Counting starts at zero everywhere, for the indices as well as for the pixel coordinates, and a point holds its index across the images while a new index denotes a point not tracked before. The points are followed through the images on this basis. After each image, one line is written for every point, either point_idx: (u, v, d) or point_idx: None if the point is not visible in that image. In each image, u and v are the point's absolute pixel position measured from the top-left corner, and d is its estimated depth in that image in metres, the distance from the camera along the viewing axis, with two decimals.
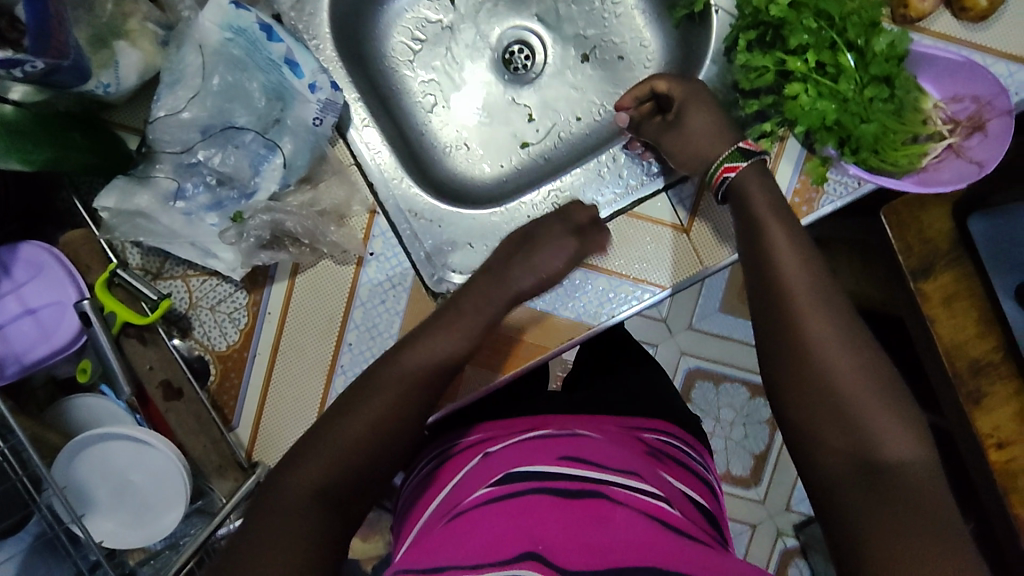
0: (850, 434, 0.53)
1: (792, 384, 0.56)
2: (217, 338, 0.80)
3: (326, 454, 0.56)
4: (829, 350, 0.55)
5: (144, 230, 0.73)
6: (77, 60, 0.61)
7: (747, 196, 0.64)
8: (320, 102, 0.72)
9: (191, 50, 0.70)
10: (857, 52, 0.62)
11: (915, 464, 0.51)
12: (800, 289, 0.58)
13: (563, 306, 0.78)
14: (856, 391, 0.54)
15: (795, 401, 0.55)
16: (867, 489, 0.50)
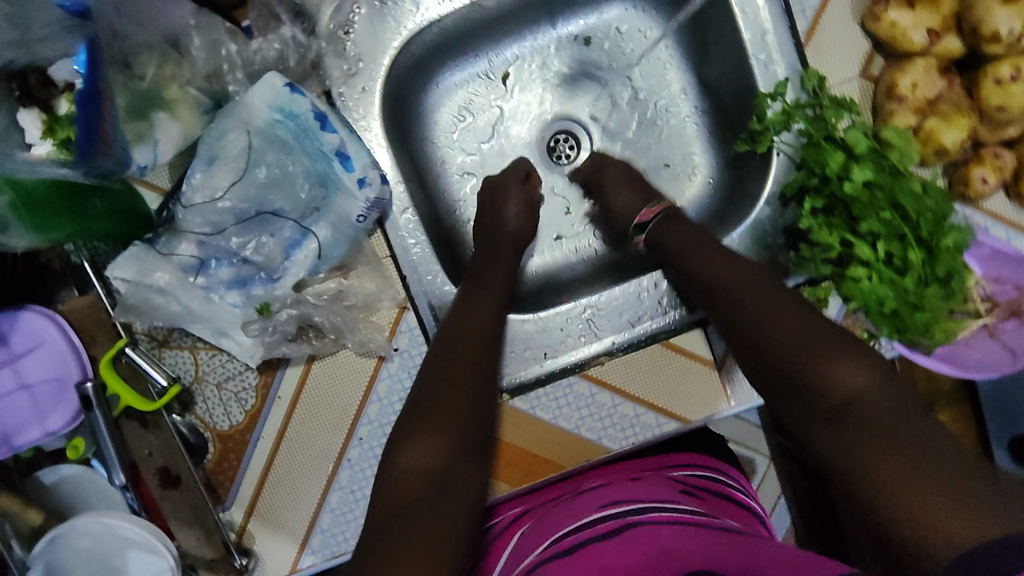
0: (805, 391, 0.57)
1: (753, 362, 0.62)
2: (220, 417, 0.76)
3: (424, 440, 0.60)
4: (797, 324, 0.60)
5: (157, 306, 0.68)
6: (121, 154, 0.57)
7: (668, 224, 0.75)
8: (367, 200, 0.68)
9: (236, 127, 0.65)
10: (924, 248, 0.62)
11: (866, 392, 0.54)
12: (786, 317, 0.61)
13: (586, 426, 0.78)
14: (795, 347, 0.58)
15: (769, 386, 0.60)
16: (840, 435, 0.54)
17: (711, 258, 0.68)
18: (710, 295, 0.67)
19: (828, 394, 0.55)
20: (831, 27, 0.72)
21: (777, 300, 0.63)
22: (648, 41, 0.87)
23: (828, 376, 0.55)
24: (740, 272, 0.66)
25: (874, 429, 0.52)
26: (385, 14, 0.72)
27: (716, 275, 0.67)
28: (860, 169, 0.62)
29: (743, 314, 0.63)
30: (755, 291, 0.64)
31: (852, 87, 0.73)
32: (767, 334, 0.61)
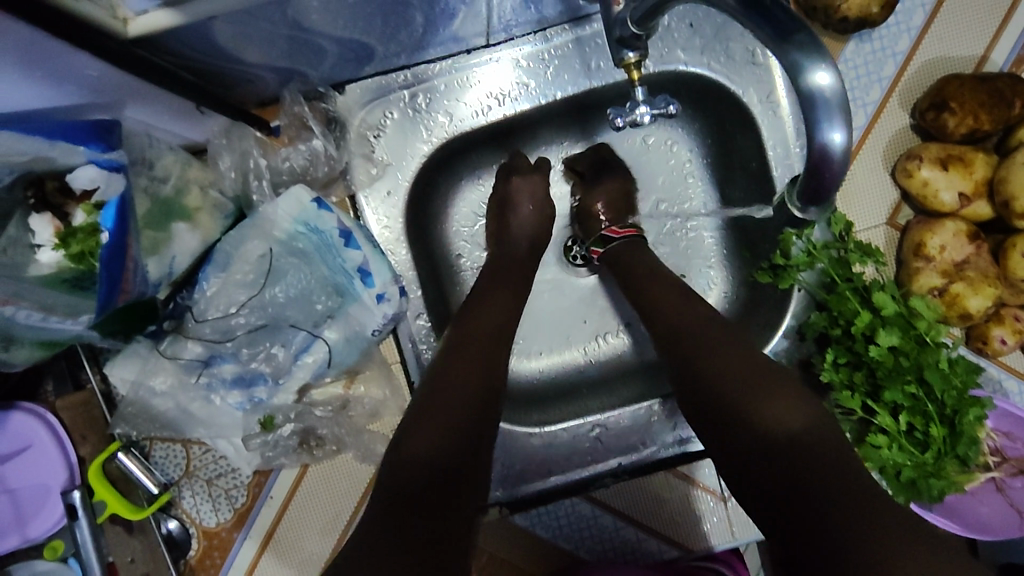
0: (738, 429, 0.51)
1: (688, 392, 0.57)
2: (207, 514, 0.73)
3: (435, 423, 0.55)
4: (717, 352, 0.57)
5: (156, 407, 0.66)
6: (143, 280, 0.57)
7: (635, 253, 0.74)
8: (385, 314, 0.66)
9: (257, 235, 0.64)
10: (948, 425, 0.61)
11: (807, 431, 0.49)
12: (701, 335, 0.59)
13: (586, 548, 0.77)
14: (743, 380, 0.53)
15: (697, 419, 0.55)
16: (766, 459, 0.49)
17: (663, 296, 0.65)
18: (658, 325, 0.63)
19: (770, 422, 0.50)
20: (861, 173, 0.73)
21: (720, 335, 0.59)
22: (675, 155, 0.85)
23: (769, 409, 0.51)
24: (678, 309, 0.63)
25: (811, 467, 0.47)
26: (417, 124, 0.71)
27: (658, 312, 0.64)
28: (886, 335, 0.62)
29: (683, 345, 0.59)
30: (695, 323, 0.61)
31: (878, 233, 0.73)
32: (707, 366, 0.56)
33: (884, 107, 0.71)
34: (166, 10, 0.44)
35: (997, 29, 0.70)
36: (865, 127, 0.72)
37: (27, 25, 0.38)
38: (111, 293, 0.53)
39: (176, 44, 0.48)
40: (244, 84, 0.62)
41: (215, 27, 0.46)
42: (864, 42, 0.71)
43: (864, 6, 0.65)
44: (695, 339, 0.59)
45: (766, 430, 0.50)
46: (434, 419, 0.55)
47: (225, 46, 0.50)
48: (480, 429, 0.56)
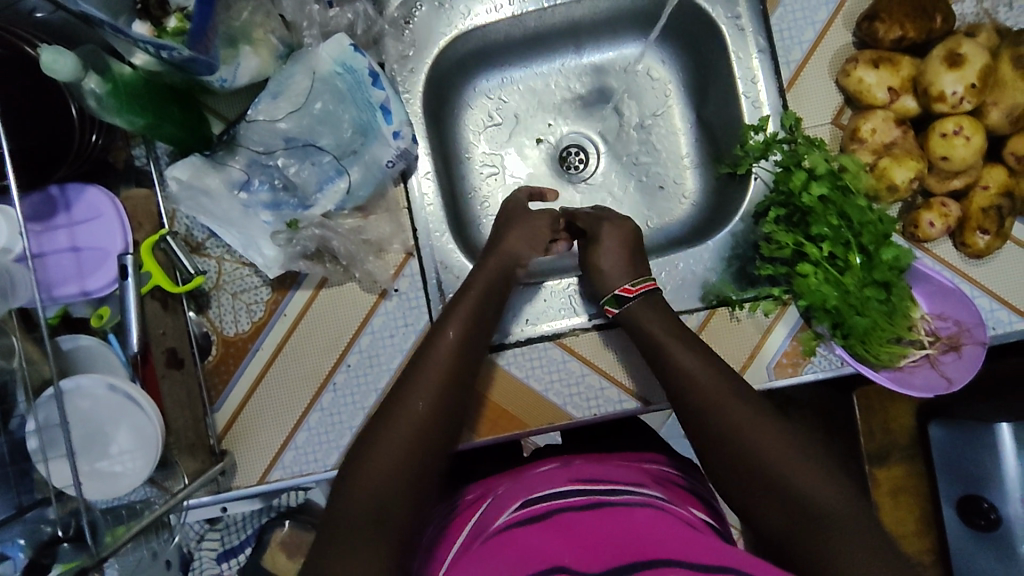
0: (774, 488, 0.58)
1: (730, 472, 0.61)
2: (229, 324, 0.83)
3: (375, 461, 0.58)
4: (737, 416, 0.62)
5: (203, 209, 0.79)
6: (212, 58, 0.68)
7: (643, 322, 0.75)
8: (398, 149, 0.80)
9: (303, 71, 0.78)
10: (866, 256, 0.73)
11: (824, 493, 0.56)
12: (711, 388, 0.65)
13: (554, 391, 0.86)
14: (784, 464, 0.58)
15: (736, 489, 0.61)
16: (796, 515, 0.56)
17: (688, 372, 0.67)
18: (685, 397, 0.66)
19: (805, 487, 0.56)
20: (811, 79, 0.85)
21: (754, 417, 0.62)
22: (657, 80, 0.99)
23: (810, 489, 0.56)
24: (718, 387, 0.65)
25: (830, 524, 0.54)
26: (441, 13, 0.87)
27: (698, 377, 0.66)
28: (817, 184, 0.73)
29: (732, 427, 0.61)
30: (731, 402, 0.63)
31: (824, 130, 0.85)
32: (728, 423, 0.62)
33: (831, 25, 0.85)
34: None
35: None
36: (814, 41, 0.85)
37: None
38: (197, 39, 0.65)
39: None
40: None
41: None
42: None
43: None
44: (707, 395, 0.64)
45: (801, 493, 0.56)
46: (370, 463, 0.58)
47: None
48: (422, 465, 0.59)
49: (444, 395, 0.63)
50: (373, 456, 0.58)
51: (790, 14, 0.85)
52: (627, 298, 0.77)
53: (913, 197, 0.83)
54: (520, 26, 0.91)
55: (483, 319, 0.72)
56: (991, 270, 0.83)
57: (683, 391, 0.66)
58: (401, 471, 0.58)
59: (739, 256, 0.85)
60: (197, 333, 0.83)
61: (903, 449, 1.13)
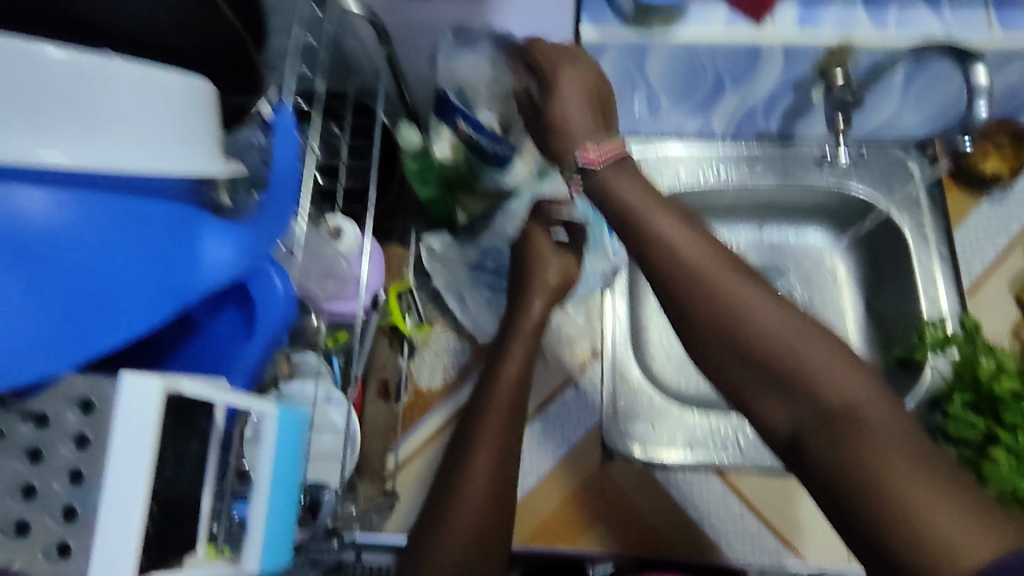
0: (798, 402, 0.49)
1: (776, 404, 0.50)
2: (425, 378, 0.93)
3: (461, 520, 0.62)
4: (770, 323, 0.51)
5: (443, 275, 0.95)
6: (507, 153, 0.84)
7: (617, 193, 0.58)
8: (612, 264, 0.95)
9: (550, 188, 0.96)
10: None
11: (865, 403, 0.47)
12: (730, 289, 0.52)
13: (709, 523, 0.86)
14: (797, 356, 0.49)
15: (751, 398, 0.52)
16: (814, 420, 0.48)
17: (694, 243, 0.54)
18: (740, 342, 0.51)
19: (793, 365, 0.49)
20: (991, 292, 0.94)
21: (787, 320, 0.51)
22: (829, 267, 1.10)
23: (871, 435, 0.45)
24: (767, 299, 0.52)
25: (857, 425, 0.46)
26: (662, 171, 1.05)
27: (721, 282, 0.52)
28: (1007, 377, 0.78)
29: (763, 336, 0.50)
30: (769, 307, 0.51)
31: (1004, 339, 0.91)
32: (761, 338, 0.50)
33: (1010, 251, 0.96)
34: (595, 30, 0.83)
35: None
36: (994, 261, 0.96)
37: None
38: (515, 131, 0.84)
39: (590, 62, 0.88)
40: None
41: (608, 51, 0.85)
42: (998, 206, 0.97)
43: (996, 167, 0.94)
44: (740, 308, 0.51)
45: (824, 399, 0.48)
46: (450, 539, 0.61)
47: (607, 63, 0.88)
48: (498, 515, 0.64)
49: (500, 455, 0.66)
50: (449, 525, 0.62)
51: (969, 234, 0.97)
52: (591, 168, 0.60)
53: None
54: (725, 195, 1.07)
55: (526, 376, 0.74)
56: None
57: (705, 303, 0.52)
58: (478, 538, 0.62)
59: None
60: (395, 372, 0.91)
61: None
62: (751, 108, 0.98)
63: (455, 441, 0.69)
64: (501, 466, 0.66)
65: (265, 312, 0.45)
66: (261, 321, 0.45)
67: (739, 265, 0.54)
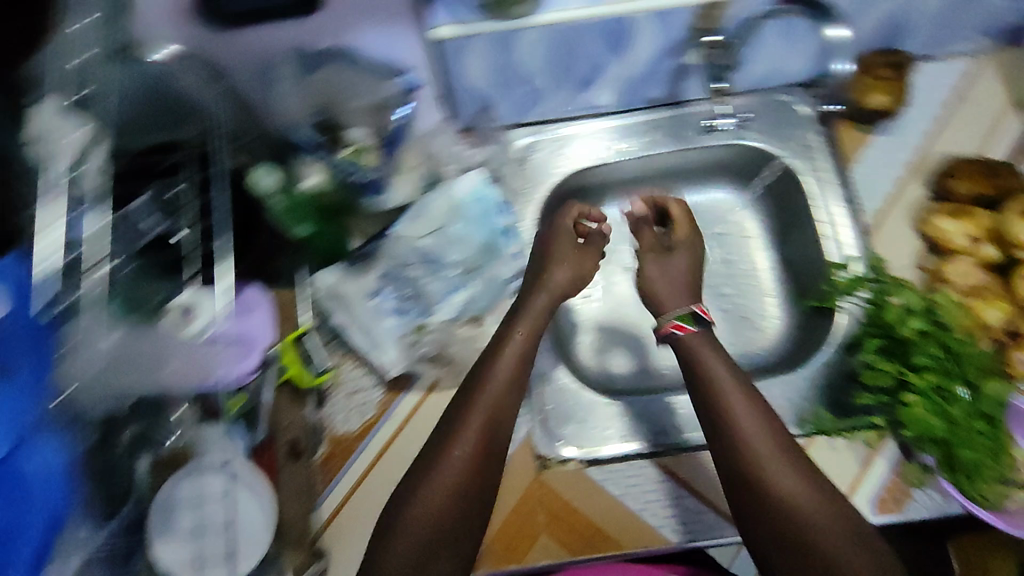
0: (779, 524, 0.64)
1: (777, 531, 0.64)
2: (341, 422, 0.88)
3: (430, 497, 0.66)
4: (758, 440, 0.67)
5: (340, 312, 0.87)
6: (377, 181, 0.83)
7: (707, 363, 0.75)
8: (517, 268, 0.89)
9: (439, 198, 0.88)
10: (968, 389, 0.75)
11: (825, 529, 0.62)
12: (734, 401, 0.71)
13: (650, 511, 0.86)
14: (781, 485, 0.65)
15: (747, 520, 0.66)
16: (790, 547, 0.63)
17: (719, 388, 0.72)
18: (749, 470, 0.66)
19: (774, 490, 0.65)
20: (892, 226, 0.94)
21: (766, 445, 0.67)
22: (738, 220, 1.08)
23: (836, 546, 0.62)
24: (764, 427, 0.69)
25: (822, 545, 0.62)
26: (557, 155, 0.99)
27: (726, 410, 0.70)
28: (914, 319, 0.78)
29: (751, 454, 0.67)
30: (750, 432, 0.68)
31: (909, 273, 0.91)
32: (750, 455, 0.67)
33: (904, 180, 0.95)
34: (453, 25, 0.74)
35: (985, 137, 0.96)
36: (890, 193, 0.95)
37: None
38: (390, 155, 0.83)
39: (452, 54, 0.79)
40: (460, 104, 0.90)
41: (472, 43, 0.78)
42: (887, 137, 0.97)
43: (879, 101, 0.92)
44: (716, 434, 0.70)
45: (798, 519, 0.63)
46: (417, 511, 0.66)
47: (472, 55, 0.80)
48: (477, 493, 0.69)
49: (477, 449, 0.69)
50: (422, 497, 0.67)
51: (864, 171, 0.96)
52: (697, 337, 0.79)
53: None
54: (626, 168, 1.03)
55: (528, 356, 0.78)
56: None
57: (724, 428, 0.69)
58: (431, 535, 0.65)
59: (835, 385, 0.88)
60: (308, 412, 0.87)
61: None
62: (635, 78, 0.92)
63: (444, 420, 0.73)
64: (495, 443, 0.71)
65: (31, 473, 0.51)
66: (37, 504, 0.51)
67: (748, 384, 0.73)
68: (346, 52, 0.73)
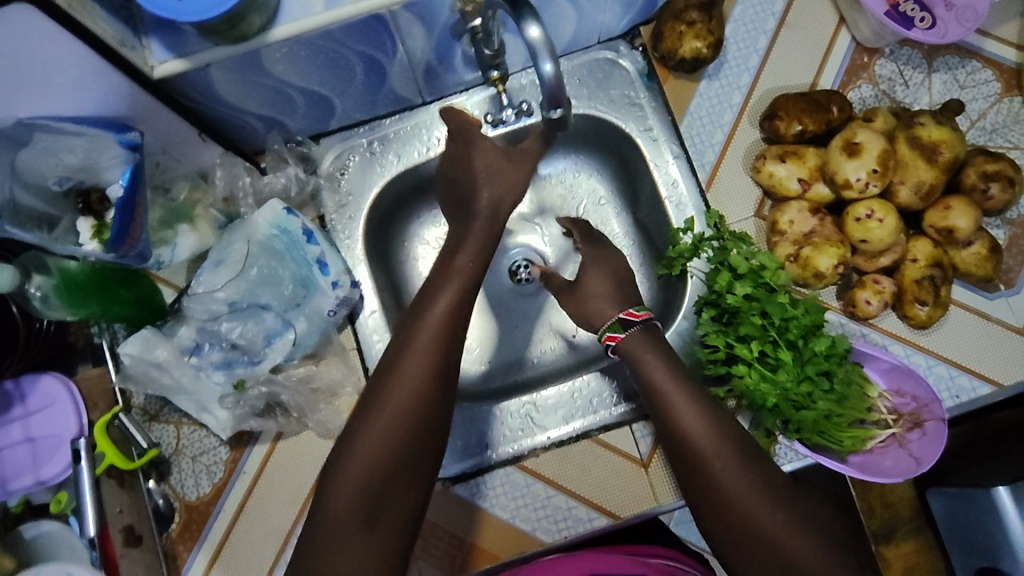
0: (718, 503, 0.64)
1: (716, 509, 0.64)
2: (190, 488, 0.84)
3: (380, 430, 0.61)
4: (694, 418, 0.67)
5: (155, 380, 0.81)
6: (144, 248, 0.74)
7: (638, 352, 0.73)
8: (337, 298, 0.83)
9: (240, 239, 0.83)
10: (796, 349, 0.73)
11: (761, 509, 0.62)
12: (670, 387, 0.69)
13: (521, 517, 0.84)
14: (724, 466, 0.64)
15: (691, 494, 0.66)
16: (729, 523, 0.63)
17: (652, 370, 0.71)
18: (693, 457, 0.65)
19: (717, 470, 0.64)
20: (727, 176, 0.89)
21: (708, 425, 0.66)
22: (586, 187, 1.02)
23: (768, 519, 0.61)
24: (701, 408, 0.68)
25: (758, 523, 0.62)
26: (373, 162, 0.91)
27: (662, 388, 0.69)
28: (741, 284, 0.76)
29: (690, 434, 0.66)
30: (694, 413, 0.67)
31: (749, 224, 0.88)
32: (688, 435, 0.66)
33: (738, 125, 0.89)
34: (179, 60, 0.65)
35: (821, 62, 0.88)
36: (724, 142, 0.89)
37: (97, 55, 0.59)
38: (121, 237, 0.71)
39: (188, 92, 0.70)
40: (237, 131, 0.82)
41: (212, 71, 0.67)
42: (713, 80, 0.90)
43: (694, 48, 0.84)
44: (666, 411, 0.68)
45: (736, 501, 0.63)
46: (363, 448, 0.60)
47: (219, 87, 0.71)
48: (430, 433, 0.62)
49: (422, 394, 0.62)
50: (368, 434, 0.61)
51: (696, 120, 0.90)
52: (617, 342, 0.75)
53: (847, 275, 0.85)
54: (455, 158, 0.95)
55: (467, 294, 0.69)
56: (940, 337, 0.85)
57: (664, 413, 0.69)
58: (367, 494, 0.59)
59: (687, 354, 0.84)
60: (151, 485, 0.83)
61: (909, 522, 0.96)
62: (427, 66, 0.83)
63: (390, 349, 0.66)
64: (441, 371, 0.64)
65: None
66: None
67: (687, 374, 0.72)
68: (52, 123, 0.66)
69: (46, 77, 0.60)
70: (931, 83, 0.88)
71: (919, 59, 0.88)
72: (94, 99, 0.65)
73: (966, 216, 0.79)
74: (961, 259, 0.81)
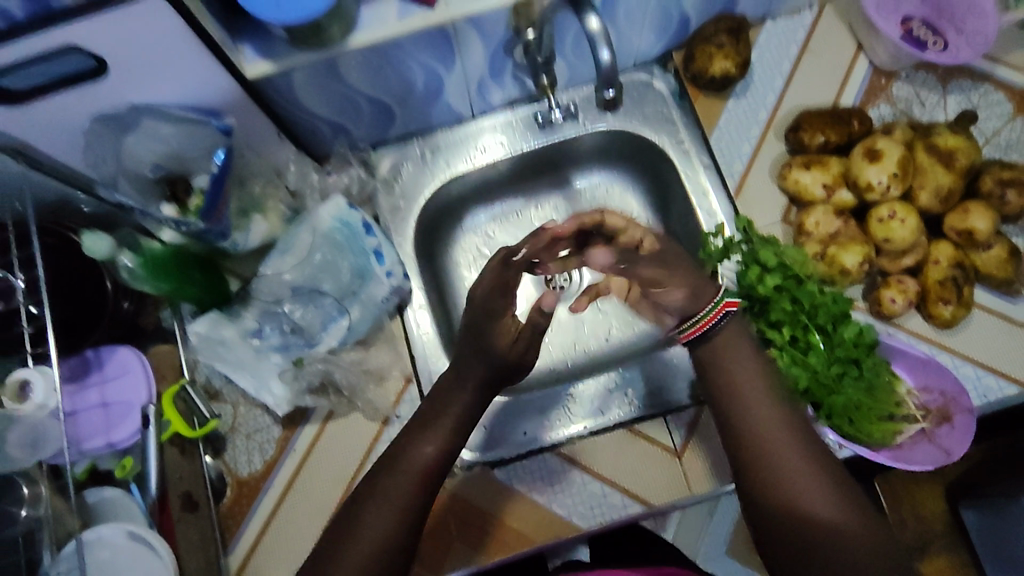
0: (773, 491, 0.62)
1: (772, 496, 0.62)
2: (243, 465, 0.88)
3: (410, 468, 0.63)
4: (755, 396, 0.67)
5: (219, 357, 0.87)
6: (223, 228, 0.84)
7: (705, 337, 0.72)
8: (391, 286, 0.89)
9: (305, 230, 0.90)
10: (824, 336, 0.78)
11: (815, 497, 0.60)
12: (735, 367, 0.69)
13: (557, 502, 0.87)
14: (779, 447, 0.63)
15: (748, 483, 0.64)
16: (785, 515, 0.61)
17: (723, 353, 0.70)
18: (751, 440, 0.65)
19: (771, 453, 0.63)
20: (756, 185, 0.95)
21: (766, 406, 0.66)
22: (619, 199, 1.09)
23: (818, 507, 0.60)
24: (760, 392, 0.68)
25: (810, 512, 0.60)
26: (426, 168, 1.00)
27: (730, 368, 0.69)
28: (771, 276, 0.80)
29: (747, 415, 0.66)
30: (757, 394, 0.67)
31: (776, 228, 0.94)
32: (748, 416, 0.66)
33: (764, 139, 0.96)
34: (267, 63, 0.74)
35: (841, 83, 0.96)
36: (751, 154, 0.96)
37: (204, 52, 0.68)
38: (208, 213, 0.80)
39: (272, 93, 0.79)
40: (307, 134, 0.90)
41: (295, 75, 0.76)
42: (740, 99, 0.98)
43: (722, 67, 0.92)
44: (728, 392, 0.68)
45: (794, 489, 0.61)
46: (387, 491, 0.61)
47: (298, 90, 0.79)
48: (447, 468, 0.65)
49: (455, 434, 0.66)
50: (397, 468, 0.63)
51: (725, 133, 0.97)
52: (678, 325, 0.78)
53: (872, 277, 0.89)
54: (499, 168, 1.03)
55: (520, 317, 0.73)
56: (964, 338, 0.88)
57: (727, 398, 0.68)
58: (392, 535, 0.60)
59: None
60: (207, 459, 0.88)
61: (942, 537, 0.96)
62: (479, 79, 0.92)
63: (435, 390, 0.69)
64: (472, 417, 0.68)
65: None
66: None
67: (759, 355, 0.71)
68: (154, 109, 0.73)
69: (155, 72, 0.68)
70: (946, 103, 0.95)
71: (933, 82, 0.95)
72: (194, 93, 0.73)
73: (984, 219, 0.83)
74: (981, 261, 0.85)
